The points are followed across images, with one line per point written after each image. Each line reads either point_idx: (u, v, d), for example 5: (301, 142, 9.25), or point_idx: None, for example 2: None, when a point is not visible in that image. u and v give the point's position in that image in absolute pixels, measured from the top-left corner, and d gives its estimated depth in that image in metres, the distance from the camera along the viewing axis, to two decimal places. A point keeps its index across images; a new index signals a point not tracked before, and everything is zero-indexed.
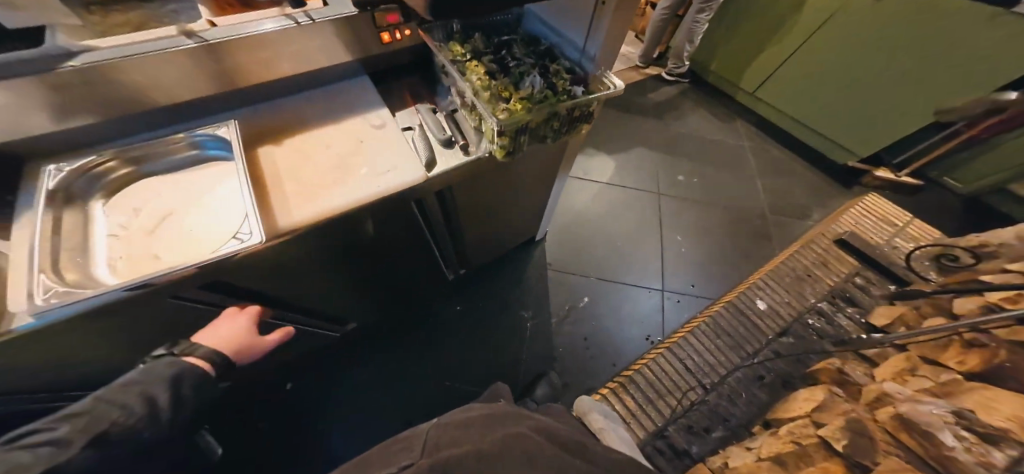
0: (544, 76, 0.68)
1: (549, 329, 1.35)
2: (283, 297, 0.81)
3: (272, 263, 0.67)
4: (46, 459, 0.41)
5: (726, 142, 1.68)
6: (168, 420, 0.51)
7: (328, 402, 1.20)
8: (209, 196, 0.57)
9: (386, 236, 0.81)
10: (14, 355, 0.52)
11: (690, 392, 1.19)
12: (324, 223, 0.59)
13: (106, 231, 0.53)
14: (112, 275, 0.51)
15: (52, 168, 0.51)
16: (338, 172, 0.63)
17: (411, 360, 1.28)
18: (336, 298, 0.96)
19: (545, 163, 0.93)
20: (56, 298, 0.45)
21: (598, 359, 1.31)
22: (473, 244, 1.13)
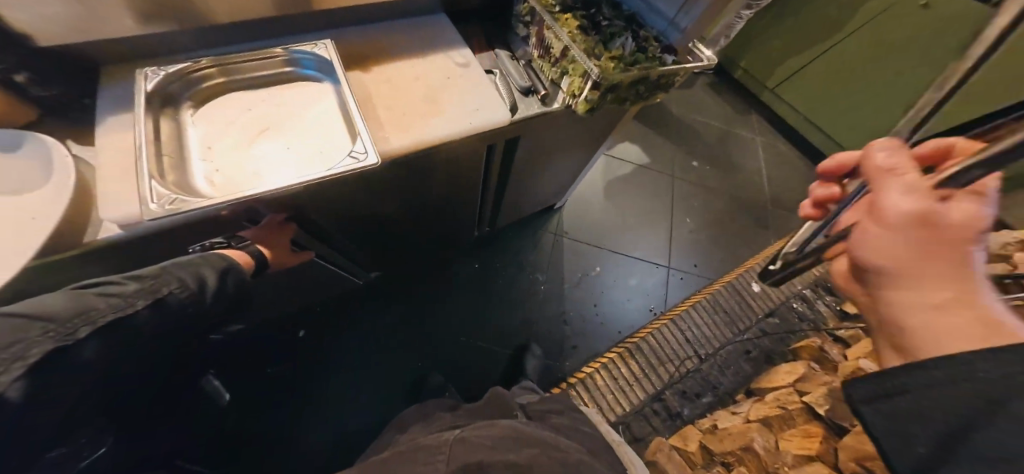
0: (634, 40, 0.70)
1: (562, 293, 1.39)
2: (336, 236, 0.79)
3: (352, 196, 0.65)
4: (116, 309, 0.45)
5: (739, 134, 1.76)
6: (209, 301, 0.55)
7: (332, 356, 1.17)
8: (306, 114, 0.57)
9: (443, 184, 0.80)
10: (92, 270, 0.49)
11: (687, 362, 1.21)
12: (417, 153, 0.61)
13: (199, 140, 0.52)
14: (211, 188, 0.49)
15: (149, 69, 0.50)
16: (428, 105, 0.64)
17: (424, 317, 1.28)
18: (374, 245, 0.94)
19: (598, 131, 0.94)
20: (171, 206, 0.43)
21: (604, 326, 1.37)
22: (505, 204, 1.13)
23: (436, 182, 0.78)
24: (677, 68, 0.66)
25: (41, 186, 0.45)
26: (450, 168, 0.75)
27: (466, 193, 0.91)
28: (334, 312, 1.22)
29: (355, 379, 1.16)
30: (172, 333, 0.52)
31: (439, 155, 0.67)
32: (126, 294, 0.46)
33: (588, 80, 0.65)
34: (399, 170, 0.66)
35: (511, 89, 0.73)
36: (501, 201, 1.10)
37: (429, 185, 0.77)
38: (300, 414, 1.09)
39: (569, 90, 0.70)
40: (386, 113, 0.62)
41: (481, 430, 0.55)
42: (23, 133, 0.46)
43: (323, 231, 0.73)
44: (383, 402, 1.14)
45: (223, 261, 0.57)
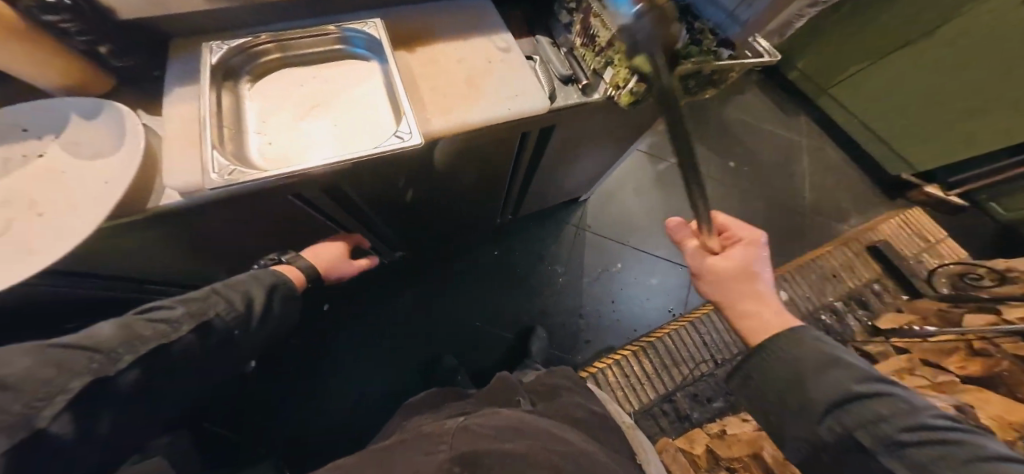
0: (689, 32, 0.68)
1: (580, 286, 1.40)
2: (371, 214, 0.82)
3: (387, 176, 0.67)
4: (163, 334, 0.45)
5: (784, 135, 1.68)
6: (252, 326, 0.55)
7: (354, 328, 1.23)
8: (350, 93, 0.59)
9: (473, 169, 0.80)
10: (156, 235, 0.54)
11: (702, 365, 1.22)
12: (457, 135, 0.61)
13: (255, 115, 0.55)
14: (263, 159, 0.52)
15: (215, 43, 0.54)
16: (468, 89, 0.65)
17: (445, 298, 1.32)
18: (403, 225, 0.97)
19: (634, 124, 0.92)
20: (227, 177, 0.46)
21: (620, 323, 1.36)
22: (531, 192, 1.13)
23: (468, 167, 0.79)
24: (733, 62, 0.63)
25: (115, 153, 0.48)
26: (481, 155, 0.75)
27: (495, 179, 0.92)
28: (359, 286, 1.28)
29: (375, 352, 1.22)
30: (213, 360, 0.52)
31: (476, 140, 0.67)
32: (174, 318, 0.47)
33: (634, 73, 0.64)
34: (436, 153, 0.67)
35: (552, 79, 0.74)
36: (527, 189, 1.10)
37: (459, 171, 0.78)
38: (323, 380, 1.17)
39: (613, 81, 0.69)
40: (428, 94, 0.63)
41: (494, 417, 0.59)
42: (103, 102, 0.50)
43: (354, 209, 0.75)
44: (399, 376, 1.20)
45: (273, 278, 0.61)
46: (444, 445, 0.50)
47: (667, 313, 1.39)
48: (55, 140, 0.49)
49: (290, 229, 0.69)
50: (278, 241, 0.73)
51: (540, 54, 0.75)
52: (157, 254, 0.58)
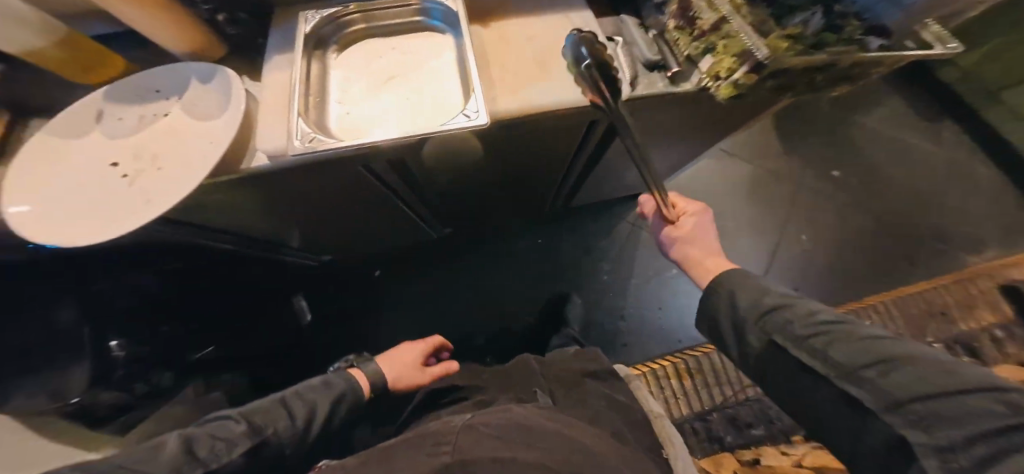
0: (828, 15, 0.57)
1: (625, 287, 1.34)
2: (430, 189, 0.83)
3: (444, 155, 0.67)
4: (218, 455, 0.45)
5: (916, 144, 1.41)
6: (304, 442, 0.56)
7: (404, 287, 1.31)
8: (427, 67, 0.58)
9: (530, 153, 0.77)
10: (246, 192, 0.60)
11: (748, 389, 1.16)
12: (524, 119, 0.58)
13: (336, 85, 0.57)
14: (339, 129, 0.54)
15: (310, 12, 0.56)
16: (541, 70, 0.61)
17: (491, 272, 1.35)
18: (460, 200, 0.97)
19: (720, 120, 0.81)
20: (308, 144, 0.50)
21: (665, 332, 1.30)
22: (589, 183, 1.08)
23: (529, 151, 0.76)
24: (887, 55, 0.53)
25: (223, 116, 0.54)
26: (541, 139, 0.71)
27: (553, 165, 0.87)
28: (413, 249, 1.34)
29: (416, 314, 1.29)
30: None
31: (541, 125, 0.64)
32: (233, 436, 0.48)
33: (743, 62, 0.56)
34: (496, 136, 0.65)
35: (637, 65, 0.67)
36: (585, 179, 1.04)
37: (515, 154, 0.75)
38: (370, 330, 1.26)
39: (712, 72, 0.62)
40: (496, 75, 0.60)
41: (501, 417, 0.59)
42: (218, 69, 0.56)
43: (406, 187, 0.77)
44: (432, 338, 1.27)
45: (344, 387, 0.65)
46: (447, 446, 0.50)
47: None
48: (179, 101, 0.56)
49: (350, 200, 0.74)
50: (341, 209, 0.77)
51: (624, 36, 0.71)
52: (241, 209, 0.65)
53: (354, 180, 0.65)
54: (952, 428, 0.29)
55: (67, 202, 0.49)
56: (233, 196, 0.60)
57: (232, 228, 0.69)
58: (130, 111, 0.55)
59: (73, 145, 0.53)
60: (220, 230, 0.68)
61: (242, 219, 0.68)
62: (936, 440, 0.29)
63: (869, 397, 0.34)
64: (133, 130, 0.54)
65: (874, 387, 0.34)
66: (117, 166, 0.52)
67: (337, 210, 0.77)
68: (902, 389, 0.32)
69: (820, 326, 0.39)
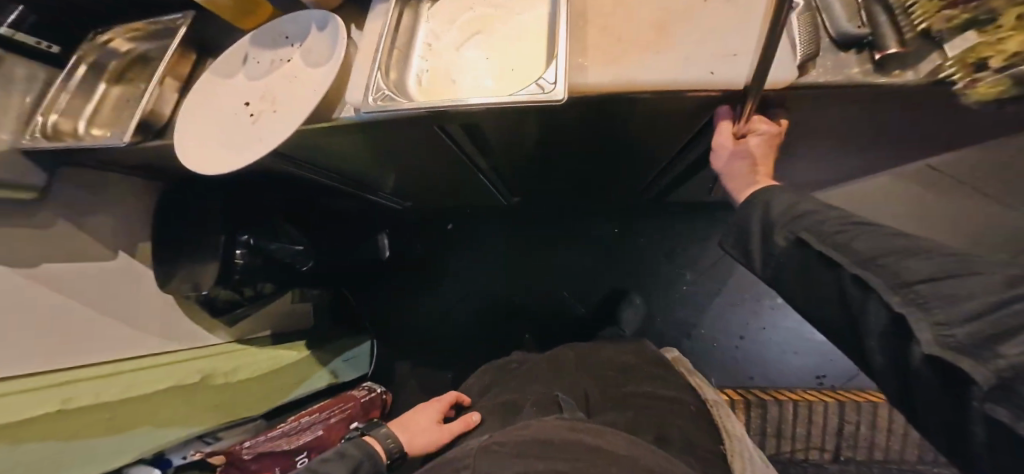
0: None
1: (706, 306, 1.15)
2: (506, 158, 0.78)
3: (518, 126, 0.60)
4: None
5: None
6: None
7: (476, 248, 1.31)
8: (518, 25, 0.52)
9: (623, 134, 0.63)
10: (341, 139, 0.63)
11: (813, 450, 0.95)
12: (621, 97, 0.48)
13: (423, 39, 0.53)
14: (417, 87, 0.51)
15: None
16: (658, 33, 0.49)
17: (565, 257, 1.26)
18: (544, 174, 0.90)
19: (914, 135, 0.57)
20: (378, 102, 0.46)
21: (736, 363, 1.12)
22: (687, 180, 0.88)
23: (621, 134, 0.63)
24: None
25: (328, 64, 0.56)
26: (643, 120, 0.56)
27: (640, 150, 0.71)
28: (496, 216, 1.30)
29: (484, 281, 1.30)
30: None
31: (648, 103, 0.50)
32: None
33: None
34: (595, 112, 0.54)
35: (818, 40, 0.48)
36: (682, 174, 0.85)
37: (595, 132, 0.63)
38: (444, 285, 1.32)
39: (963, 57, 0.42)
40: (606, 40, 0.50)
41: (525, 432, 0.51)
42: (331, 16, 0.58)
43: (473, 155, 0.74)
44: (496, 307, 1.28)
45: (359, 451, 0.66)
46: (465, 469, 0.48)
47: (811, 378, 1.07)
48: (299, 48, 0.59)
49: (414, 157, 0.74)
50: (415, 163, 0.78)
51: None
52: (333, 156, 0.72)
53: (430, 143, 0.65)
54: (957, 305, 0.26)
55: (212, 139, 0.57)
56: (330, 141, 0.64)
57: (325, 167, 0.76)
58: (265, 56, 0.61)
59: (224, 85, 0.61)
60: (322, 168, 0.77)
61: (329, 158, 0.73)
62: (934, 315, 0.27)
63: (879, 280, 0.31)
64: (265, 72, 0.60)
65: (890, 271, 0.30)
66: (249, 105, 0.59)
67: (413, 163, 0.78)
68: (915, 269, 0.29)
69: (849, 224, 0.36)
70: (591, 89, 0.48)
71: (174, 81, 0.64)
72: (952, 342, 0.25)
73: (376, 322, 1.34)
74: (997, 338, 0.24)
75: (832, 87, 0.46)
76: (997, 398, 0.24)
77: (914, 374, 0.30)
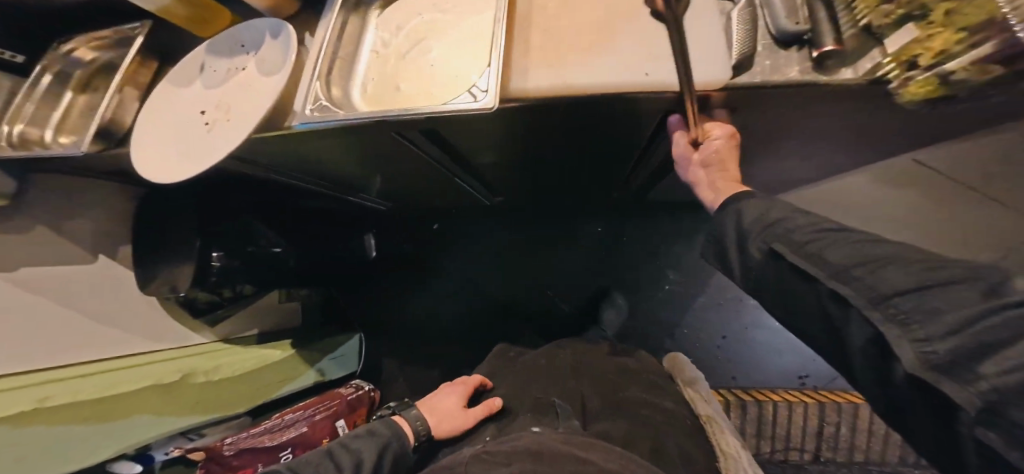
0: None
1: (690, 304, 1.15)
2: (475, 161, 0.79)
3: (480, 130, 0.60)
4: None
5: None
6: None
7: (460, 247, 1.33)
8: (460, 30, 0.53)
9: (588, 136, 0.63)
10: (301, 146, 0.64)
11: (794, 451, 0.96)
12: (560, 102, 0.49)
13: (370, 46, 0.55)
14: (361, 96, 0.52)
15: None
16: (598, 37, 0.50)
17: (551, 257, 1.26)
18: (517, 176, 0.90)
19: (877, 133, 0.57)
20: (317, 113, 0.47)
21: (720, 363, 1.12)
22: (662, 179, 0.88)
23: (578, 137, 0.65)
24: None
25: (280, 72, 0.57)
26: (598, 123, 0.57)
27: (613, 151, 0.71)
28: (479, 215, 1.32)
29: (473, 283, 1.31)
30: None
31: (594, 105, 0.50)
32: None
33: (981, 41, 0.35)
34: (542, 115, 0.54)
35: (759, 38, 0.48)
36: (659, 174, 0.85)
37: (558, 137, 0.63)
38: (430, 285, 1.34)
39: (901, 54, 0.41)
40: (550, 44, 0.51)
41: (533, 445, 0.53)
42: (285, 25, 0.59)
43: (442, 161, 0.76)
44: (485, 307, 1.29)
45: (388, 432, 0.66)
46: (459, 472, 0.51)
47: (794, 378, 1.08)
48: (253, 56, 0.61)
49: (389, 162, 0.74)
50: (386, 167, 0.79)
51: None
52: (302, 163, 0.73)
53: (400, 149, 0.65)
54: (939, 320, 0.26)
55: (167, 148, 0.58)
56: (291, 149, 0.65)
57: (296, 173, 0.78)
58: (221, 64, 0.63)
59: (179, 94, 0.63)
60: (293, 174, 0.79)
61: (304, 166, 0.74)
62: (913, 331, 0.27)
63: (857, 294, 0.30)
64: (220, 80, 0.61)
65: (865, 284, 0.30)
66: (203, 113, 0.59)
67: (383, 167, 0.79)
68: (891, 282, 0.28)
69: (822, 230, 0.35)
70: (531, 92, 0.48)
71: (135, 90, 0.65)
72: (936, 358, 0.25)
73: (362, 322, 1.35)
74: (985, 353, 0.23)
75: (767, 86, 0.46)
76: (988, 423, 0.23)
77: (895, 387, 0.29)
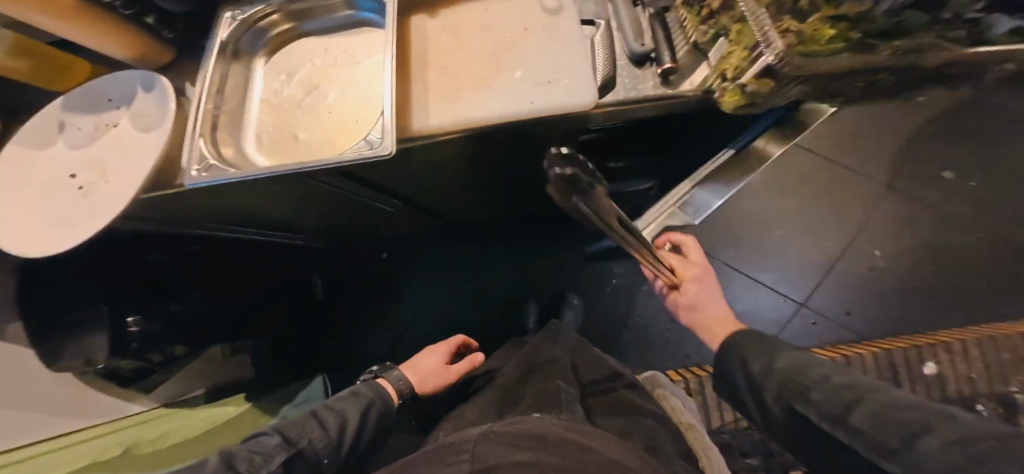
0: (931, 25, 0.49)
1: (635, 292, 1.29)
2: (409, 194, 0.83)
3: (415, 160, 0.62)
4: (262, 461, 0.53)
5: None
6: (343, 443, 0.64)
7: (415, 270, 1.39)
8: (351, 72, 0.55)
9: (517, 148, 0.68)
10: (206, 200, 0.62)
11: (755, 416, 1.05)
12: (459, 134, 0.53)
13: (260, 95, 0.55)
14: (258, 152, 0.52)
15: (228, 16, 0.54)
16: (488, 70, 0.56)
17: (507, 271, 1.36)
18: (452, 199, 0.96)
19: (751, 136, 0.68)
20: (205, 172, 0.46)
21: (671, 345, 1.25)
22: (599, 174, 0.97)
23: (498, 156, 0.70)
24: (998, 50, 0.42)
25: (159, 127, 0.55)
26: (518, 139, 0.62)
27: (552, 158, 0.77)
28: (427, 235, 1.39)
29: (438, 300, 1.36)
30: None
31: (496, 130, 0.55)
32: (268, 450, 0.55)
33: (753, 62, 0.42)
34: (457, 147, 0.59)
35: (619, 59, 0.56)
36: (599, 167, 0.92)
37: (493, 152, 0.67)
38: (389, 309, 1.38)
39: (719, 67, 0.49)
40: (444, 82, 0.55)
41: (543, 428, 0.53)
42: (156, 76, 0.56)
43: (376, 196, 0.78)
44: (455, 323, 1.34)
45: (373, 392, 0.74)
46: (465, 455, 0.48)
47: None
48: (126, 111, 0.57)
49: (338, 198, 0.73)
50: (309, 207, 0.77)
51: (607, 16, 0.58)
52: (217, 213, 0.71)
53: (342, 186, 0.65)
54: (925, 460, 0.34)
55: (32, 219, 0.53)
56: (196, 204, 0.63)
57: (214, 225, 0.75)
58: (86, 121, 0.59)
59: (38, 156, 0.58)
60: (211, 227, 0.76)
61: (239, 207, 0.70)
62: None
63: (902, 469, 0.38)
64: (88, 139, 0.57)
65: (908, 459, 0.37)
66: (76, 176, 0.55)
67: (306, 206, 0.77)
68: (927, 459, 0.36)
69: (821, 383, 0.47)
70: (436, 132, 0.53)
71: None
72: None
73: (325, 355, 1.36)
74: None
75: (626, 103, 0.53)
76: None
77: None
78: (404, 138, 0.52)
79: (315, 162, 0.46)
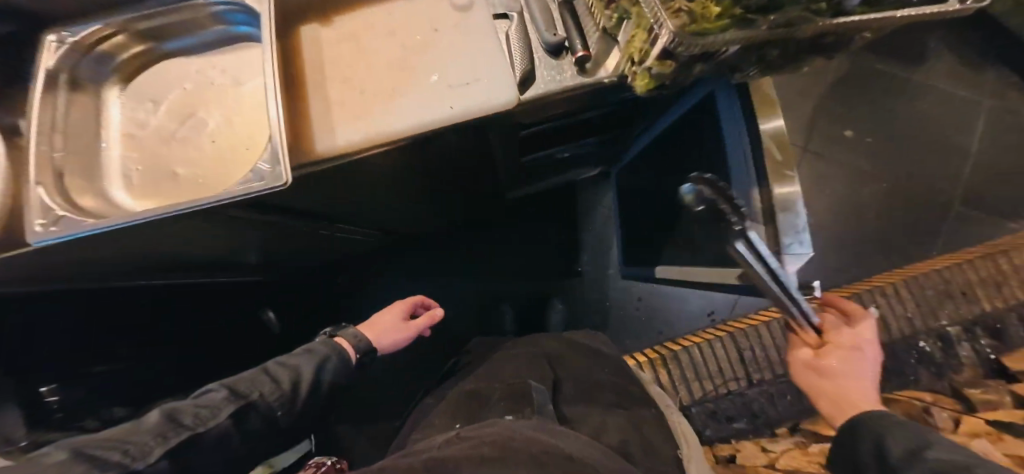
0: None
1: (604, 280, 1.33)
2: (355, 212, 0.77)
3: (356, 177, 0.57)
4: (175, 432, 0.41)
5: (947, 103, 1.28)
6: (298, 408, 0.53)
7: (381, 292, 1.33)
8: (226, 93, 0.49)
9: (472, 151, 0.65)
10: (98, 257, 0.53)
11: (732, 381, 1.07)
12: (373, 150, 0.48)
13: (119, 130, 0.49)
14: (127, 194, 0.46)
15: (54, 40, 0.47)
16: (399, 75, 0.51)
17: (478, 278, 1.35)
18: (403, 211, 0.91)
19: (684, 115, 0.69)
20: (56, 226, 0.38)
21: (644, 323, 1.31)
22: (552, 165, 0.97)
23: (447, 166, 0.69)
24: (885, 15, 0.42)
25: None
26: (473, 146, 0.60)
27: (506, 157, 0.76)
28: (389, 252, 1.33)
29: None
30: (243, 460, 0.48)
31: (427, 140, 0.52)
32: (211, 406, 0.45)
33: (656, 43, 0.41)
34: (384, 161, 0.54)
35: (535, 53, 0.53)
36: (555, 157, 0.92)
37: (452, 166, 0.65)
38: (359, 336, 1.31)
39: (628, 52, 0.48)
40: (350, 94, 0.50)
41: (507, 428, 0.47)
42: None
43: (319, 219, 0.72)
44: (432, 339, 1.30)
45: (333, 350, 0.59)
46: (419, 454, 0.43)
47: (704, 317, 1.29)
48: None
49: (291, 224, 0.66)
50: (236, 244, 0.69)
51: (519, 9, 0.55)
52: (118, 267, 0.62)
53: (295, 210, 0.60)
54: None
55: None
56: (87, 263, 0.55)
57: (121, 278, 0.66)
58: None
59: None
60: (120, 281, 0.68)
61: (185, 265, 0.63)
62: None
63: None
64: None
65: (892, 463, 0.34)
66: None
67: (231, 244, 0.68)
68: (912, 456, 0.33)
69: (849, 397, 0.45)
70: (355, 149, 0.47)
71: None
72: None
73: None
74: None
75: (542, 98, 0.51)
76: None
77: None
78: (327, 157, 0.47)
79: (216, 197, 0.39)
